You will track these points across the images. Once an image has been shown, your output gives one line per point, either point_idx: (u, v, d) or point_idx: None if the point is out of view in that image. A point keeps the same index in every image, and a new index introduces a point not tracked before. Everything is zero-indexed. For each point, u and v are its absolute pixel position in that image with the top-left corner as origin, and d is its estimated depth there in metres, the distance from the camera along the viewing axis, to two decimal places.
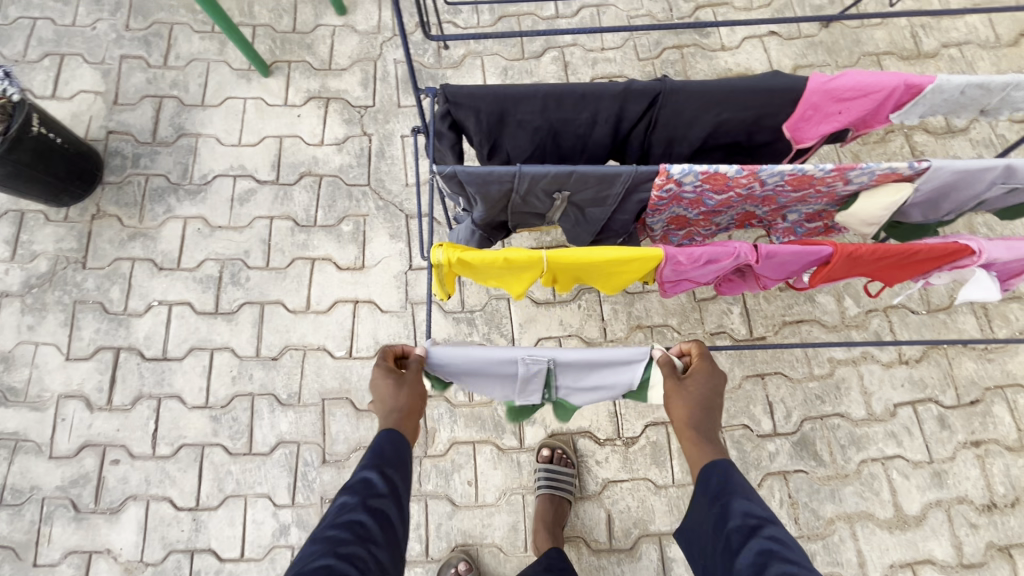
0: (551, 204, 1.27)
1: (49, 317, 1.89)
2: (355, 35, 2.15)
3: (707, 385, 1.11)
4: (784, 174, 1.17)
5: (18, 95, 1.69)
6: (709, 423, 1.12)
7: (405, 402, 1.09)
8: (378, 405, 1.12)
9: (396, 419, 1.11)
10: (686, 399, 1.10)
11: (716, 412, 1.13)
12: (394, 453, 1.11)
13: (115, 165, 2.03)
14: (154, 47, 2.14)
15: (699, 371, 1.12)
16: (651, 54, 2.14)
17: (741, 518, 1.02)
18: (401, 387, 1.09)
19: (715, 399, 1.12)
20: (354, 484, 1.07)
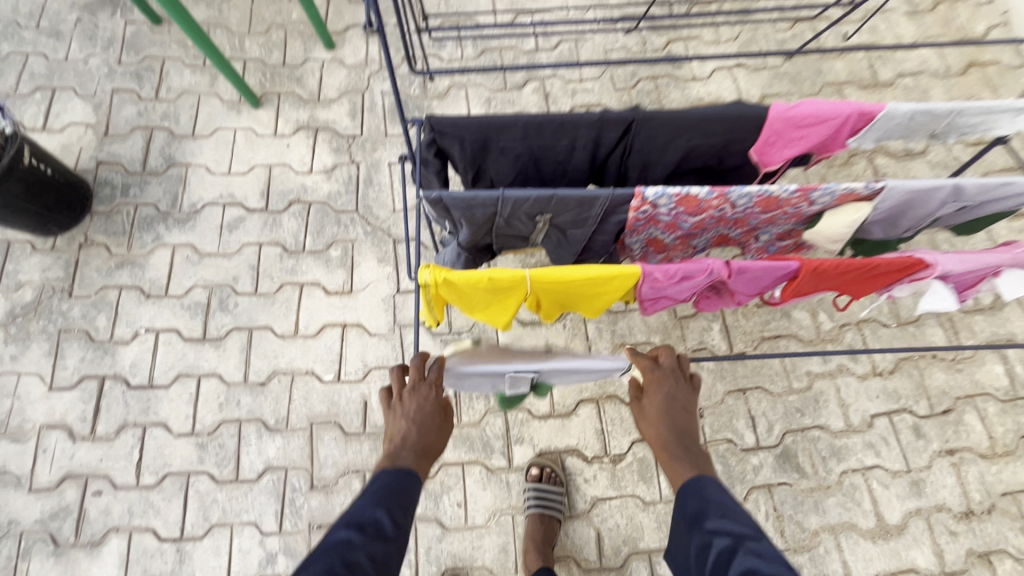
0: (533, 226, 1.32)
1: (32, 346, 1.88)
2: (343, 69, 2.23)
3: (662, 396, 1.21)
4: (752, 196, 1.24)
5: (11, 128, 1.71)
6: (675, 438, 1.19)
7: (433, 445, 1.20)
8: (410, 430, 1.17)
9: (420, 453, 1.18)
10: (642, 414, 1.23)
11: (684, 421, 1.20)
12: (405, 500, 1.14)
13: (105, 196, 2.05)
14: (146, 80, 2.19)
15: (649, 383, 1.22)
16: (627, 85, 2.25)
17: (718, 537, 1.06)
18: (443, 424, 1.21)
19: (676, 407, 1.20)
20: (367, 521, 1.09)
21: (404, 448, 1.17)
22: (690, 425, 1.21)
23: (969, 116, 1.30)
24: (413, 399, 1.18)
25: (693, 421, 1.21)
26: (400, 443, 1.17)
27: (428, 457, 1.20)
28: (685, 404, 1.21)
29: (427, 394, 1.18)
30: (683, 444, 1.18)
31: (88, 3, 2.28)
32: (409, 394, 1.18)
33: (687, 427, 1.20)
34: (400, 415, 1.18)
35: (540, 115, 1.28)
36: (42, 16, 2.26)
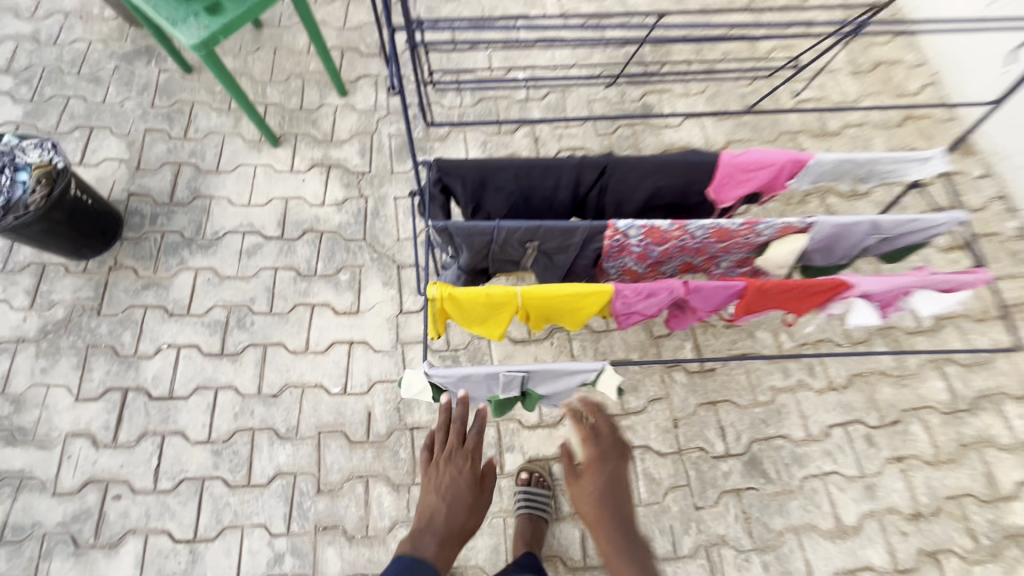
0: (524, 252, 1.55)
1: (61, 360, 2.04)
2: (354, 113, 2.49)
3: (603, 476, 1.33)
4: (707, 228, 1.48)
5: (63, 163, 1.91)
6: (616, 522, 1.30)
7: (460, 528, 1.28)
8: (441, 505, 1.29)
9: (445, 536, 1.26)
10: (585, 496, 1.32)
11: (622, 501, 1.33)
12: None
13: (135, 224, 2.26)
14: (176, 122, 2.44)
15: (591, 464, 1.34)
16: (607, 131, 2.54)
17: None
18: (473, 503, 1.32)
19: (614, 486, 1.33)
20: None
21: (433, 526, 1.27)
22: (627, 508, 1.33)
23: (884, 165, 1.58)
24: (448, 471, 1.32)
25: (628, 503, 1.33)
26: (430, 520, 1.28)
27: (456, 542, 1.28)
28: (623, 484, 1.34)
29: (461, 467, 1.33)
30: (622, 527, 1.29)
31: (126, 53, 2.55)
32: (446, 467, 1.34)
33: (624, 508, 1.32)
34: (433, 489, 1.31)
35: (530, 160, 1.53)
36: (84, 64, 2.52)
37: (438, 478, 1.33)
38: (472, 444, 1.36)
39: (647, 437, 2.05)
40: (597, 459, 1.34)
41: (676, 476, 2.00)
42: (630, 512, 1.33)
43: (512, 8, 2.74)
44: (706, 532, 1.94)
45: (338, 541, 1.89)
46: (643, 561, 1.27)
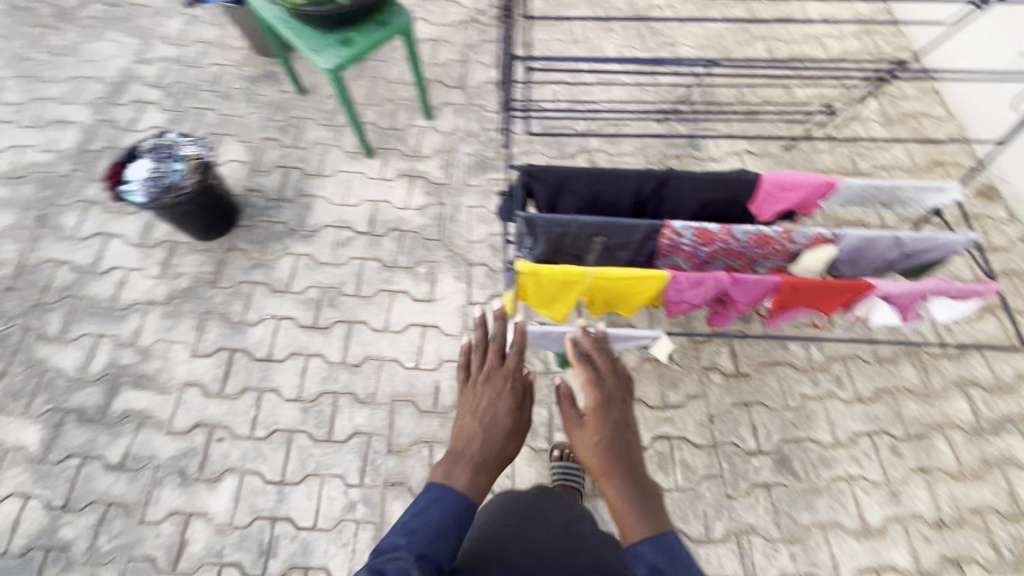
0: (590, 246, 1.84)
1: (182, 321, 2.40)
2: (437, 134, 2.88)
3: (610, 420, 1.24)
4: (749, 233, 1.75)
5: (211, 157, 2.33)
6: (624, 464, 1.19)
7: (497, 455, 1.20)
8: (476, 429, 1.22)
9: (479, 464, 1.18)
10: (594, 444, 1.21)
11: (631, 449, 1.22)
12: (446, 525, 1.11)
13: (249, 214, 2.65)
14: (289, 133, 2.88)
15: (595, 406, 1.27)
16: (658, 160, 2.86)
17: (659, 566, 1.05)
18: (512, 428, 1.24)
19: (623, 432, 1.23)
20: (389, 568, 1.03)
21: (468, 450, 1.19)
22: (635, 454, 1.22)
23: (907, 192, 1.84)
24: (484, 394, 1.27)
25: (641, 452, 1.23)
26: (466, 445, 1.20)
27: (490, 470, 1.20)
28: (629, 428, 1.25)
29: (499, 389, 1.27)
30: (635, 477, 1.17)
31: (251, 77, 3.04)
32: (485, 387, 1.29)
33: (634, 456, 1.22)
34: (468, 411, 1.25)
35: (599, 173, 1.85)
36: (217, 83, 3.01)
37: (473, 401, 1.27)
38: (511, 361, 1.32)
39: (684, 429, 2.25)
40: (602, 403, 1.27)
41: (711, 467, 2.19)
42: (641, 462, 1.21)
43: (577, 52, 3.14)
44: (737, 520, 2.11)
45: (404, 496, 2.13)
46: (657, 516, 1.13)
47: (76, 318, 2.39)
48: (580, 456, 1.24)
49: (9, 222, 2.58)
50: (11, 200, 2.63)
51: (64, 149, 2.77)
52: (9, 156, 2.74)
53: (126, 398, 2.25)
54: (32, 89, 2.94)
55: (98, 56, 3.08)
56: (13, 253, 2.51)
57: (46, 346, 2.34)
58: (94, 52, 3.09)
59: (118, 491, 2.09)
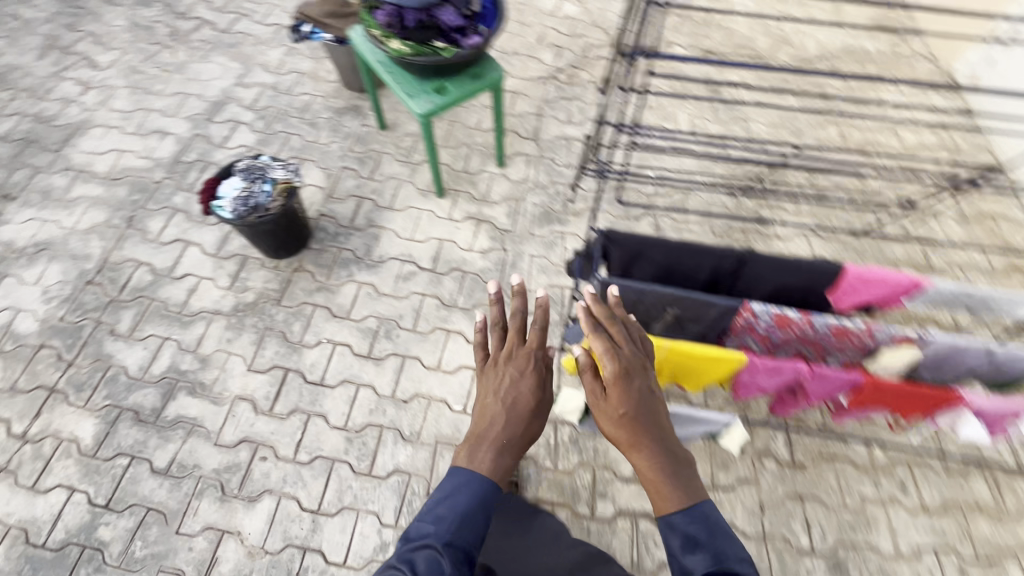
0: (661, 315, 1.83)
1: (243, 335, 2.46)
2: (507, 182, 2.96)
3: (633, 394, 1.35)
4: (830, 324, 1.70)
5: (298, 182, 2.43)
6: (649, 434, 1.33)
7: (521, 433, 1.34)
8: (499, 412, 1.36)
9: (503, 444, 1.33)
10: (620, 418, 1.33)
11: (654, 415, 1.35)
12: (469, 510, 1.26)
13: (320, 237, 2.74)
14: (366, 165, 2.99)
15: (618, 383, 1.35)
16: (723, 231, 2.84)
17: (689, 529, 1.26)
18: (535, 408, 1.38)
19: (646, 405, 1.35)
20: (419, 556, 1.22)
21: (493, 429, 1.33)
22: (659, 423, 1.35)
23: (998, 301, 1.77)
24: (506, 377, 1.40)
25: (663, 416, 1.36)
26: (490, 425, 1.34)
27: (513, 449, 1.34)
28: (652, 397, 1.37)
29: (522, 373, 1.41)
30: (661, 445, 1.32)
31: (339, 109, 3.21)
32: (507, 371, 1.42)
33: (658, 425, 1.35)
34: (492, 393, 1.39)
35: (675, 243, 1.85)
36: (306, 111, 3.19)
37: (495, 382, 1.41)
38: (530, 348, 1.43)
39: (733, 515, 2.15)
40: (623, 375, 1.36)
41: (759, 561, 2.07)
42: (665, 425, 1.36)
43: (650, 118, 3.22)
44: None
45: None
46: (683, 479, 1.31)
47: (146, 318, 2.48)
48: (606, 425, 1.37)
49: (100, 219, 2.74)
50: (105, 199, 2.80)
51: (159, 157, 2.96)
52: (109, 158, 2.94)
53: (180, 404, 2.29)
54: (139, 99, 3.18)
55: (203, 76, 3.32)
56: (98, 249, 2.65)
57: (114, 342, 2.42)
58: (200, 72, 3.33)
59: (159, 497, 2.10)
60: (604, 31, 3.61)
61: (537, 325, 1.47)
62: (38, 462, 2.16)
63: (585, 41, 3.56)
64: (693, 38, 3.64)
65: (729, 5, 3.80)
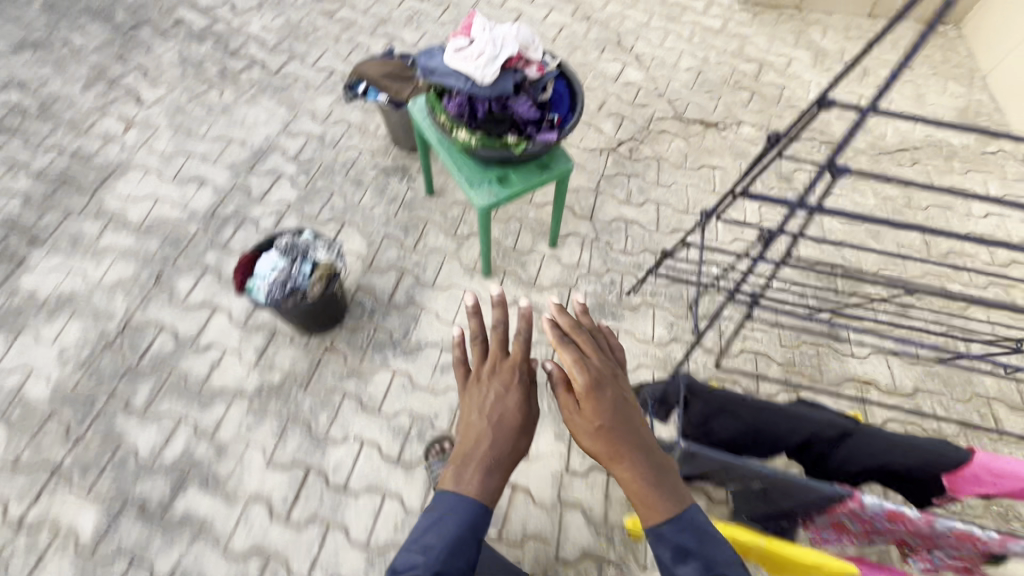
0: (746, 482, 1.56)
1: (265, 423, 2.26)
2: (559, 265, 2.75)
3: (604, 404, 1.35)
4: (955, 529, 1.40)
5: (341, 267, 2.26)
6: (625, 442, 1.30)
7: (509, 449, 1.35)
8: (484, 429, 1.37)
9: (490, 464, 1.32)
10: (596, 431, 1.32)
11: (630, 421, 1.34)
12: (457, 537, 1.26)
13: (355, 313, 2.55)
14: (410, 234, 2.81)
15: (587, 395, 1.36)
16: (792, 343, 2.58)
17: (677, 538, 1.21)
18: (521, 424, 1.39)
19: (618, 409, 1.35)
20: None
21: (480, 447, 1.34)
22: (634, 430, 1.33)
23: None
24: (491, 395, 1.43)
25: (637, 423, 1.35)
26: (476, 443, 1.34)
27: (501, 467, 1.34)
28: (623, 403, 1.37)
29: (508, 390, 1.44)
30: (642, 451, 1.30)
31: (386, 168, 3.04)
32: (493, 388, 1.45)
33: (634, 431, 1.33)
34: (478, 411, 1.40)
35: (764, 401, 1.62)
36: (351, 168, 3.02)
37: (481, 397, 1.43)
38: (512, 367, 1.47)
39: None
40: (593, 386, 1.38)
41: None
42: (642, 431, 1.35)
43: (716, 205, 3.00)
44: None
45: None
46: (665, 482, 1.27)
47: (164, 392, 2.31)
48: (585, 440, 1.35)
49: (127, 274, 2.59)
50: (135, 252, 2.66)
51: (195, 209, 2.81)
52: (145, 206, 2.80)
53: (190, 499, 2.09)
54: (181, 142, 3.05)
55: (248, 120, 3.19)
56: (122, 308, 2.50)
57: (126, 419, 2.24)
58: (245, 116, 3.21)
59: None
60: (669, 103, 3.42)
61: (518, 340, 1.51)
62: (31, 556, 1.97)
63: (649, 112, 3.36)
64: (763, 116, 3.40)
65: (802, 84, 3.58)
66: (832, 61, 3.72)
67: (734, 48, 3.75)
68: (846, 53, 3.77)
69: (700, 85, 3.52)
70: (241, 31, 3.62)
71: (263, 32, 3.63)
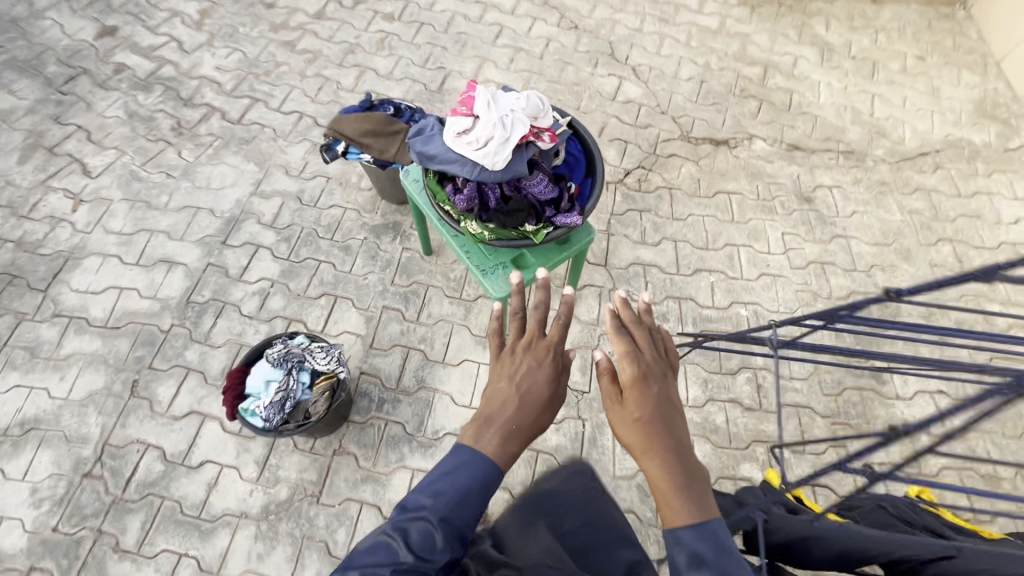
0: None
1: (277, 548, 2.03)
2: (578, 324, 2.52)
3: (651, 393, 1.18)
4: None
5: (344, 373, 2.01)
6: (663, 433, 1.12)
7: (532, 420, 1.19)
8: (510, 396, 1.22)
9: (509, 430, 1.16)
10: (635, 421, 1.14)
11: (675, 423, 1.15)
12: (470, 488, 1.07)
13: (362, 406, 2.31)
14: (411, 303, 2.55)
15: (635, 380, 1.21)
16: (833, 391, 2.40)
17: (697, 553, 0.97)
18: (551, 399, 1.24)
19: (664, 403, 1.17)
20: (412, 529, 1.03)
21: (501, 411, 1.18)
22: (681, 430, 1.14)
23: None
24: (525, 361, 1.28)
25: (683, 425, 1.15)
26: (499, 406, 1.20)
27: (521, 437, 1.17)
28: (672, 400, 1.19)
29: (541, 360, 1.28)
30: (680, 458, 1.08)
31: (376, 226, 2.75)
32: (526, 353, 1.30)
33: (679, 434, 1.13)
34: (506, 375, 1.26)
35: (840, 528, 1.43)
36: (337, 230, 2.72)
37: (511, 363, 1.28)
38: (549, 343, 1.30)
39: None
40: (641, 378, 1.21)
41: None
42: (685, 435, 1.14)
43: (736, 237, 2.78)
44: None
45: None
46: (700, 494, 1.04)
47: (157, 527, 2.05)
48: (618, 429, 1.17)
49: (98, 386, 2.29)
50: (104, 357, 2.35)
51: (166, 297, 2.50)
52: (108, 300, 2.48)
53: None
54: (140, 216, 2.71)
55: (214, 183, 2.85)
56: (98, 427, 2.21)
57: (118, 563, 1.98)
58: (210, 178, 2.86)
59: None
60: (675, 121, 3.15)
61: (560, 319, 1.38)
62: None
63: (653, 133, 3.10)
64: (775, 127, 3.16)
65: (812, 86, 3.33)
66: (840, 57, 3.47)
67: (735, 50, 3.47)
68: (854, 46, 3.52)
69: (704, 97, 3.25)
70: (192, 73, 3.22)
71: (218, 72, 3.24)
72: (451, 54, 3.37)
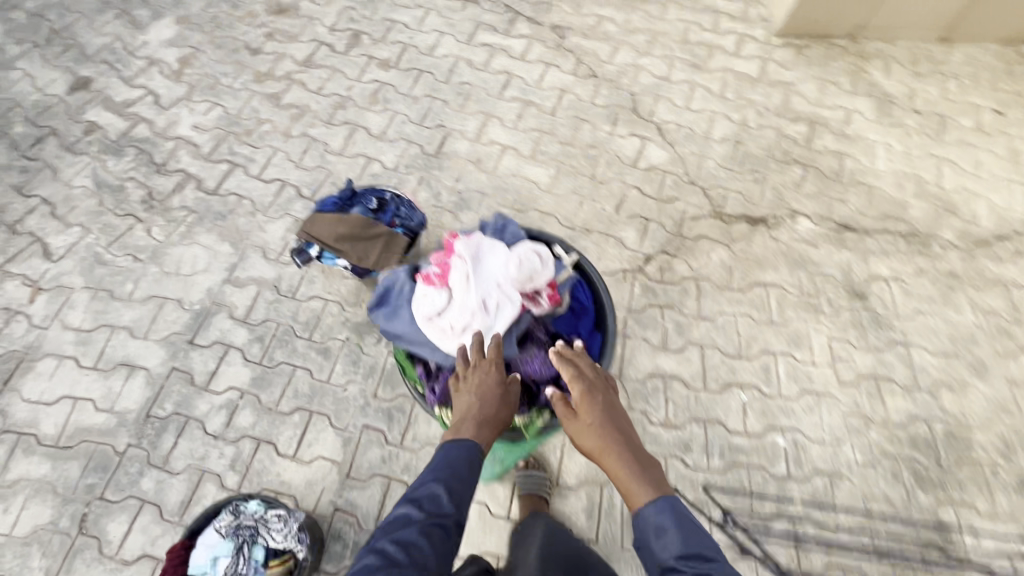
0: None
1: None
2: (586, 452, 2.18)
3: (597, 398, 1.33)
4: None
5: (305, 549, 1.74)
6: (613, 431, 1.29)
7: (500, 412, 1.28)
8: (471, 406, 1.27)
9: (484, 424, 1.27)
10: (591, 427, 1.28)
11: (620, 417, 1.32)
12: (466, 462, 1.26)
13: (334, 552, 2.02)
14: (395, 422, 2.24)
15: (581, 395, 1.32)
16: (887, 550, 2.02)
17: (662, 523, 1.18)
18: (506, 400, 1.30)
19: (607, 404, 1.32)
20: (424, 497, 1.22)
21: (469, 418, 1.26)
22: (624, 424, 1.32)
23: None
24: (475, 375, 1.29)
25: (625, 418, 1.33)
26: (465, 415, 1.27)
27: (495, 425, 1.28)
28: (612, 398, 1.35)
29: (490, 369, 1.30)
30: (631, 445, 1.28)
31: (358, 323, 2.43)
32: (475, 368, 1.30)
33: (624, 426, 1.31)
34: (464, 391, 1.28)
35: None
36: (316, 327, 2.42)
37: (466, 377, 1.30)
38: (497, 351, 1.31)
39: None
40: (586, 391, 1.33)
41: None
42: (629, 426, 1.32)
43: (775, 343, 2.39)
44: None
45: None
46: (653, 470, 1.26)
47: None
48: (578, 437, 1.31)
49: (44, 519, 2.06)
50: (51, 485, 2.11)
51: (124, 411, 2.24)
52: (61, 413, 2.24)
53: None
54: (102, 307, 2.45)
55: (184, 267, 2.56)
56: (41, 570, 1.98)
57: None
58: (179, 261, 2.57)
59: None
60: (704, 193, 2.74)
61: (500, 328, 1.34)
62: None
63: (679, 209, 2.70)
64: (822, 202, 2.72)
65: (867, 149, 2.87)
66: (900, 110, 2.99)
67: (777, 103, 3.01)
68: (918, 98, 3.03)
69: (740, 163, 2.83)
70: (168, 133, 2.93)
71: (195, 132, 2.94)
72: (452, 109, 3.00)
